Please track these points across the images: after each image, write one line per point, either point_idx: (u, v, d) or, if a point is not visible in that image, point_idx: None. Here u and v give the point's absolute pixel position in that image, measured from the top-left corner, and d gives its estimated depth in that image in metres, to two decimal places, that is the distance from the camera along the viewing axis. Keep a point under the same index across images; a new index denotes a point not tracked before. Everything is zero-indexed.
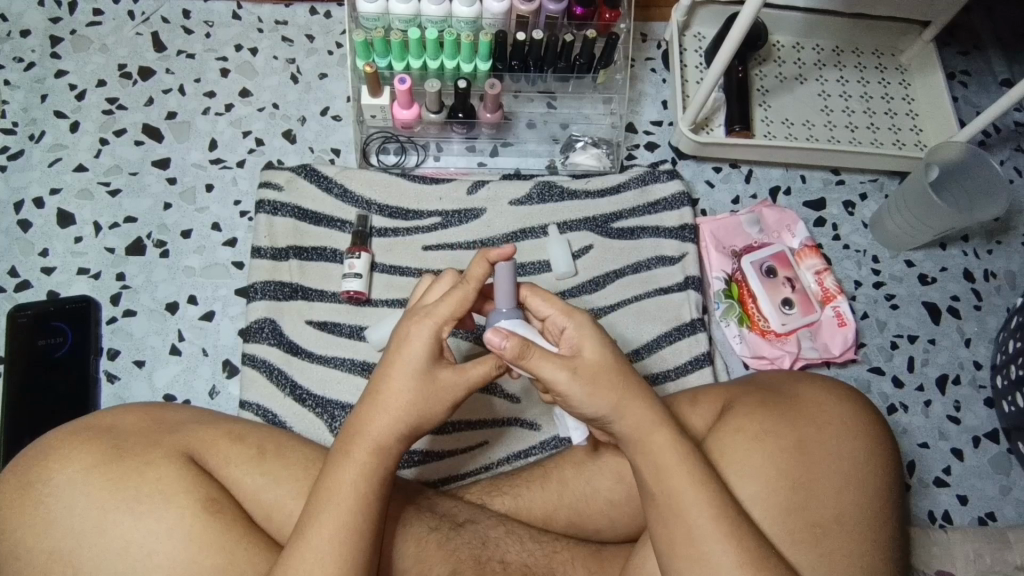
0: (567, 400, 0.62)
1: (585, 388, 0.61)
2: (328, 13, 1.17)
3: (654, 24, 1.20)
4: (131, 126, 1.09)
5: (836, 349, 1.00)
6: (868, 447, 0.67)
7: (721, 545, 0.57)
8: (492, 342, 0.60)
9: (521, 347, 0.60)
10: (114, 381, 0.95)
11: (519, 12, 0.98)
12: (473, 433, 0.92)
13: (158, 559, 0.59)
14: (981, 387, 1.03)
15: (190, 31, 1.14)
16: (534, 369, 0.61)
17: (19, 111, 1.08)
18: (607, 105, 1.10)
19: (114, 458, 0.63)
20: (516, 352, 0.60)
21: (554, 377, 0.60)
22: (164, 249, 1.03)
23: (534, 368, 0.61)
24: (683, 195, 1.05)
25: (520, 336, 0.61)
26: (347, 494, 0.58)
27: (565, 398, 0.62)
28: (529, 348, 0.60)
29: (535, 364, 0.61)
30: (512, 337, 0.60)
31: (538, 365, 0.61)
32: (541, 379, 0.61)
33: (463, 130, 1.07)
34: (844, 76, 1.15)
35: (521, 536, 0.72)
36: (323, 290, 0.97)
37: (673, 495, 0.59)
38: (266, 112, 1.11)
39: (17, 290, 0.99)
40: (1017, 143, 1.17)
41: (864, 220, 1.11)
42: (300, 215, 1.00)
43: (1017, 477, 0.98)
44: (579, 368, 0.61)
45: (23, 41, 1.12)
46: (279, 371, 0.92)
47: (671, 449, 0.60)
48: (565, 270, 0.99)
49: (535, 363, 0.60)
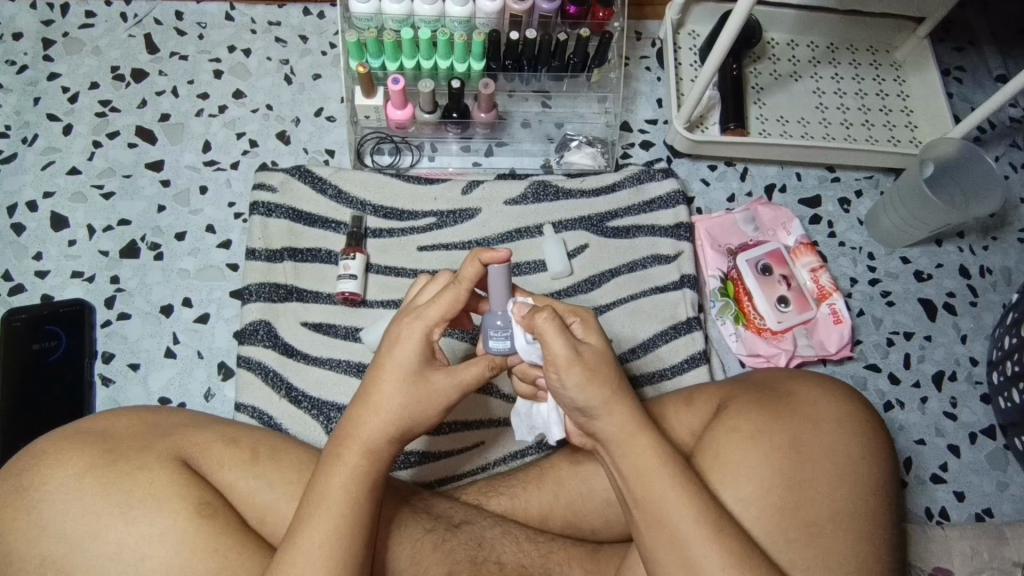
0: (561, 381, 0.61)
1: (583, 372, 0.60)
2: (322, 13, 1.17)
3: (648, 23, 1.20)
4: (124, 128, 1.08)
5: (832, 346, 1.00)
6: (863, 445, 0.67)
7: (707, 549, 0.57)
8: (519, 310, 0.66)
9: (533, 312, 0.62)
10: (109, 385, 0.95)
11: (512, 11, 0.98)
12: (469, 434, 0.92)
13: (150, 563, 0.59)
14: (978, 384, 1.03)
15: (183, 33, 1.14)
16: (544, 337, 0.61)
17: (12, 114, 1.08)
18: (601, 104, 1.10)
19: (107, 462, 0.63)
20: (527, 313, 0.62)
21: (561, 349, 0.60)
22: (158, 252, 1.02)
23: (546, 337, 0.61)
24: (678, 194, 1.05)
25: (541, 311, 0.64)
26: (339, 497, 0.58)
27: (560, 376, 0.61)
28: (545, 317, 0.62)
29: (543, 329, 0.61)
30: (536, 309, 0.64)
31: (550, 335, 0.61)
32: (545, 350, 0.61)
33: (457, 130, 1.07)
34: (839, 73, 1.15)
35: (516, 536, 0.72)
36: (318, 291, 0.97)
37: (654, 499, 0.59)
38: (259, 113, 1.11)
39: (10, 294, 0.99)
40: (1012, 139, 1.17)
41: (860, 217, 1.11)
42: (294, 217, 1.00)
43: (1013, 473, 0.98)
44: (583, 352, 0.61)
45: (15, 44, 1.12)
46: (274, 373, 0.92)
47: (653, 453, 0.60)
48: (560, 269, 0.99)
49: (547, 329, 0.61)
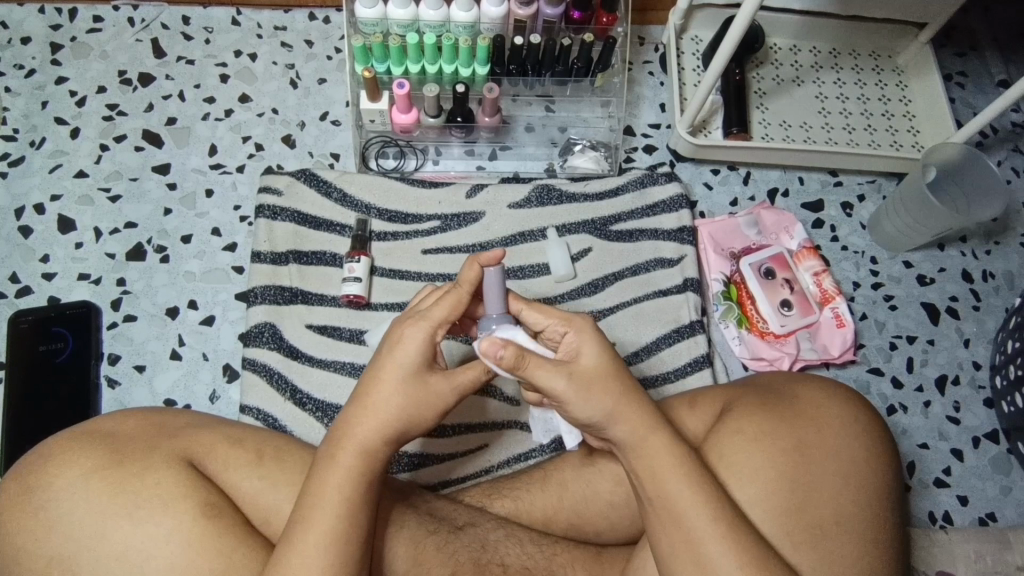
0: (562, 405, 0.62)
1: (579, 395, 0.61)
2: (327, 18, 1.18)
3: (652, 28, 1.20)
4: (130, 132, 1.09)
5: (835, 350, 1.00)
6: (868, 448, 0.67)
7: (721, 547, 0.57)
8: (488, 351, 0.60)
9: (518, 354, 0.60)
10: (115, 386, 0.96)
11: (517, 16, 0.98)
12: (473, 437, 0.92)
13: (156, 564, 0.60)
14: (981, 388, 1.03)
15: (189, 37, 1.15)
16: (531, 377, 0.61)
17: (20, 118, 1.09)
18: (605, 109, 1.11)
19: (113, 462, 0.63)
20: (511, 362, 0.60)
21: (551, 384, 0.61)
22: (164, 254, 1.03)
23: (531, 377, 0.61)
24: (682, 197, 1.05)
25: (515, 345, 0.61)
26: (340, 496, 0.59)
27: (561, 403, 0.62)
28: (525, 359, 0.60)
29: (530, 372, 0.61)
30: (510, 345, 0.60)
31: (537, 376, 0.61)
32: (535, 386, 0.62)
33: (462, 134, 1.08)
34: (841, 78, 1.15)
35: (520, 538, 0.72)
36: (323, 295, 0.98)
37: (669, 498, 0.59)
38: (265, 117, 1.11)
39: (17, 296, 0.99)
40: (1014, 144, 1.17)
41: (863, 221, 1.11)
42: (299, 219, 1.01)
43: (1017, 478, 0.98)
44: (577, 372, 0.61)
45: (24, 48, 1.12)
46: (278, 375, 0.93)
47: (668, 452, 0.60)
48: (564, 273, 0.99)
49: (530, 371, 0.61)
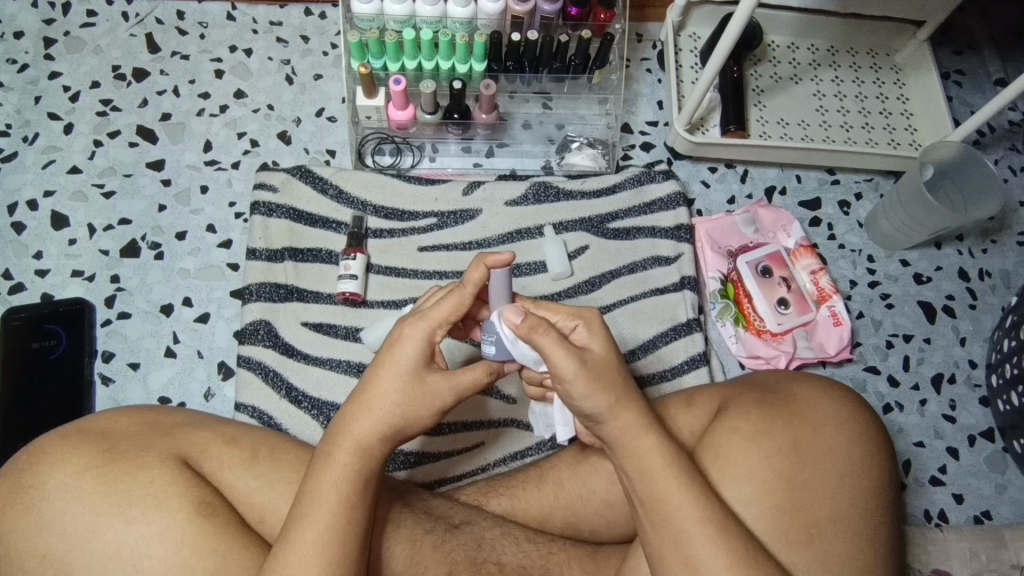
0: (568, 392, 0.61)
1: (588, 383, 0.60)
2: (323, 14, 1.17)
3: (649, 25, 1.20)
4: (124, 127, 1.08)
5: (831, 349, 1.00)
6: (862, 447, 0.67)
7: (711, 549, 0.57)
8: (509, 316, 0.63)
9: (534, 324, 0.61)
10: (109, 384, 0.95)
11: (514, 12, 0.98)
12: (469, 435, 0.92)
13: (149, 563, 0.59)
14: (977, 386, 1.03)
15: (184, 32, 1.14)
16: (546, 352, 0.60)
17: (13, 112, 1.08)
18: (602, 105, 1.10)
19: (107, 461, 0.63)
20: (528, 328, 0.61)
21: (564, 365, 0.60)
22: (158, 251, 1.02)
23: (547, 351, 0.60)
24: (679, 195, 1.05)
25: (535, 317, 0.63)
26: (330, 496, 0.58)
27: (565, 386, 0.61)
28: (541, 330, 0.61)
29: (543, 343, 0.60)
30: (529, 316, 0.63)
31: (547, 347, 0.60)
32: (547, 362, 0.61)
33: (459, 131, 1.07)
34: (839, 76, 1.15)
35: (516, 537, 0.72)
36: (319, 292, 0.97)
37: (659, 498, 0.59)
38: (260, 113, 1.11)
39: (10, 293, 0.99)
40: (1011, 143, 1.17)
41: (859, 220, 1.11)
42: (294, 217, 1.00)
43: (1012, 476, 0.98)
44: (589, 361, 0.61)
45: (16, 43, 1.12)
46: (273, 372, 0.92)
47: (658, 454, 0.60)
48: (560, 270, 0.99)
49: (549, 346, 0.60)
